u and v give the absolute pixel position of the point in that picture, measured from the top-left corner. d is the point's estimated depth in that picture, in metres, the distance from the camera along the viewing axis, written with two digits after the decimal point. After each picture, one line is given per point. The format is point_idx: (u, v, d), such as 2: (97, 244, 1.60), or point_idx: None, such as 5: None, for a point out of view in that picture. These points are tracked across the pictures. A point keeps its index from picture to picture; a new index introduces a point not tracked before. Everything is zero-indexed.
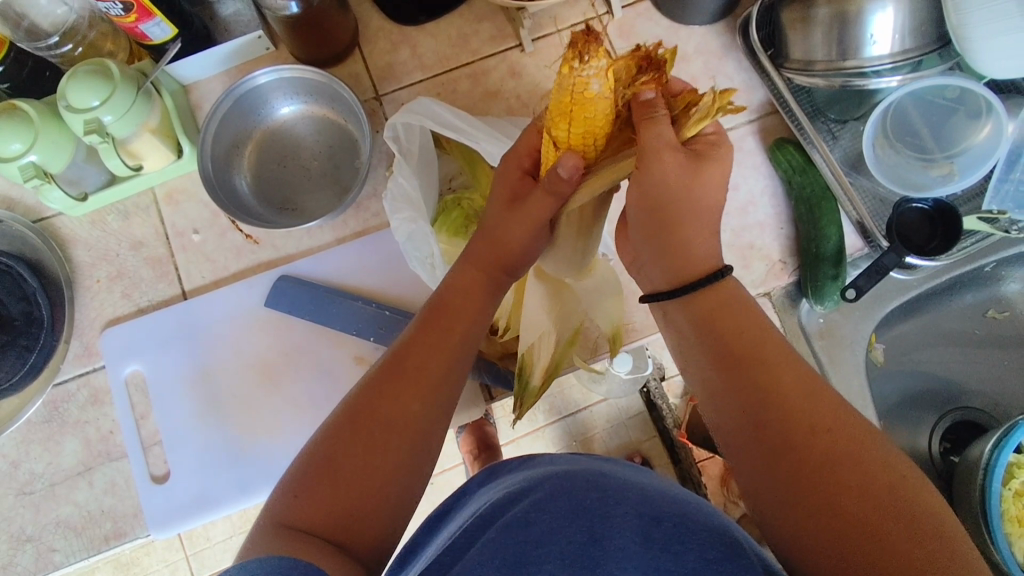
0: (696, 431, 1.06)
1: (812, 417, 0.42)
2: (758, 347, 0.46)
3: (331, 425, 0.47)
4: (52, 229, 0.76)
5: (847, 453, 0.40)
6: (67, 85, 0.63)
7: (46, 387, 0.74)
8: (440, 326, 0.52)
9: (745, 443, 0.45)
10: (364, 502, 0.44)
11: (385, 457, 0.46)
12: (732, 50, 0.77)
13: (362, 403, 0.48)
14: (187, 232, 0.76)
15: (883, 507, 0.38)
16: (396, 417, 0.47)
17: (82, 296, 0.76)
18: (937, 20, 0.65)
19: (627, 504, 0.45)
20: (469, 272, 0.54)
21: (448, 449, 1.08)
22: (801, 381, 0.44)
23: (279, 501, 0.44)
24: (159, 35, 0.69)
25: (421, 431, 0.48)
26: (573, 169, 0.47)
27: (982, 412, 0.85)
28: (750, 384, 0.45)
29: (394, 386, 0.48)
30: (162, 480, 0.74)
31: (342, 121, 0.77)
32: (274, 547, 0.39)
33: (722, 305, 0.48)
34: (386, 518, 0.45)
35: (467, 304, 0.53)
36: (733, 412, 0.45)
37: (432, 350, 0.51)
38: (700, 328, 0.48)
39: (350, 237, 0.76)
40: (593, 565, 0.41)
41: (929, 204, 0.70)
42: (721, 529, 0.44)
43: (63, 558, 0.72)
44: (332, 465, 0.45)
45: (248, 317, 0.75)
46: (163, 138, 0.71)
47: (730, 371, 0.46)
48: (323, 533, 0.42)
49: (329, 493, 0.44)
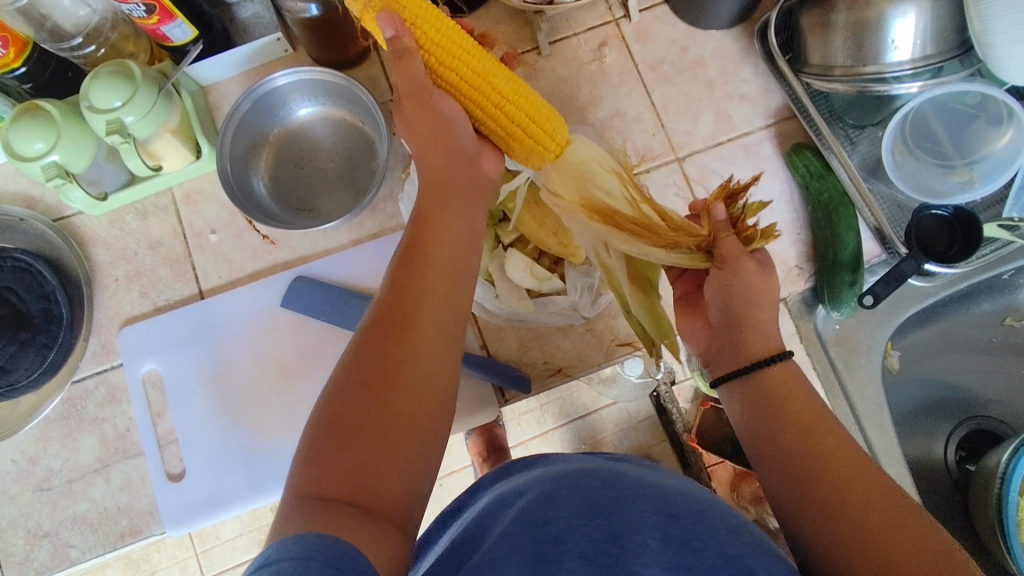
0: (706, 437, 1.02)
1: (857, 500, 0.42)
2: (804, 425, 0.47)
3: (333, 386, 0.43)
4: (72, 228, 0.77)
5: (893, 533, 0.39)
6: (90, 86, 0.64)
7: (64, 384, 0.75)
8: (426, 263, 0.47)
9: (769, 468, 0.48)
10: (391, 455, 0.40)
11: (398, 404, 0.42)
12: (750, 55, 0.77)
13: (363, 353, 0.43)
14: (204, 232, 0.77)
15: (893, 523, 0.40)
16: (395, 363, 0.43)
17: (100, 294, 0.77)
18: (959, 27, 0.65)
19: (647, 503, 0.46)
20: (451, 206, 0.51)
21: (459, 451, 1.10)
22: (845, 462, 0.44)
23: (297, 474, 0.39)
24: (180, 37, 0.70)
25: (440, 374, 0.44)
26: (389, 22, 0.50)
27: (997, 421, 0.84)
28: (799, 464, 0.45)
29: (388, 326, 0.44)
30: (177, 478, 0.74)
31: (359, 123, 0.77)
32: (309, 522, 0.35)
33: (770, 385, 0.51)
34: (413, 473, 0.41)
35: (455, 241, 0.50)
36: (784, 487, 0.46)
37: (422, 277, 0.47)
38: (755, 409, 0.50)
39: (365, 239, 0.77)
40: (616, 563, 0.41)
41: (949, 210, 0.70)
42: (738, 525, 0.45)
43: (79, 555, 0.73)
44: (344, 424, 0.40)
45: (263, 317, 0.75)
46: (182, 138, 0.72)
47: (778, 449, 0.47)
48: (350, 499, 0.38)
49: (346, 457, 0.39)
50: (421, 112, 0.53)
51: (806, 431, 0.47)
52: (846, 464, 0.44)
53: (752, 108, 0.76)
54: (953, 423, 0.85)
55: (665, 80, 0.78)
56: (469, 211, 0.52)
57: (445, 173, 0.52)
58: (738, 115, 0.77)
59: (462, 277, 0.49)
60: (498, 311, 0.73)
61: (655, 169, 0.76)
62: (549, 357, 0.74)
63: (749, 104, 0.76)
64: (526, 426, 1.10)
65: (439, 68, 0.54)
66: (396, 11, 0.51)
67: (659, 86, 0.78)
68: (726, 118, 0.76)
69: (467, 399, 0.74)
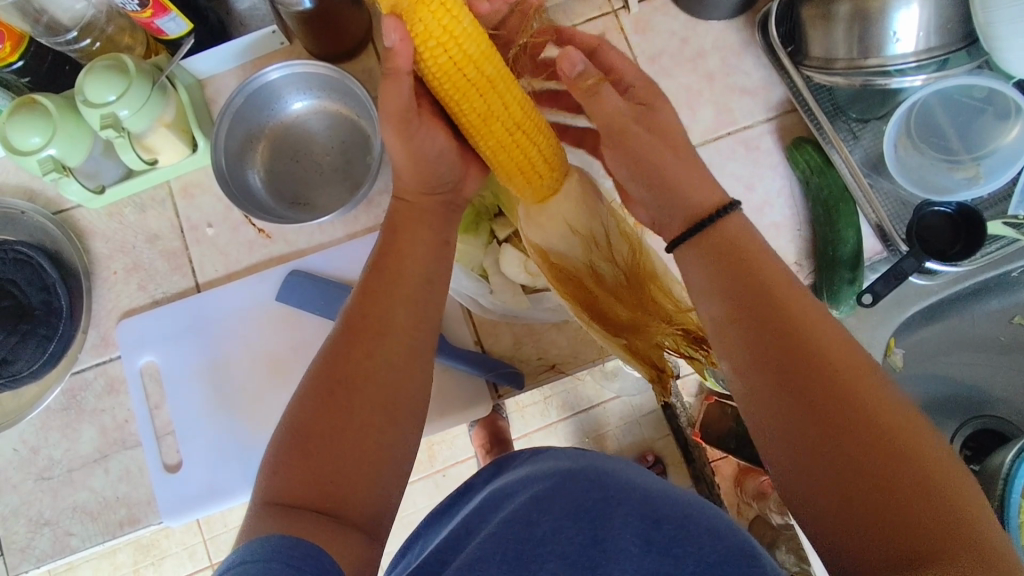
0: (709, 432, 1.02)
1: (851, 433, 0.38)
2: (772, 305, 0.42)
3: (300, 401, 0.46)
4: (71, 221, 0.78)
5: (888, 447, 0.37)
6: (84, 80, 0.64)
7: (65, 375, 0.76)
8: (390, 276, 0.51)
9: (751, 385, 0.42)
10: (354, 465, 0.44)
11: (361, 416, 0.45)
12: (751, 46, 0.75)
13: (330, 371, 0.47)
14: (201, 225, 0.77)
15: (887, 454, 0.36)
16: (359, 375, 0.46)
17: (99, 286, 0.77)
18: (965, 18, 0.63)
19: (628, 507, 0.46)
20: (414, 233, 0.53)
21: (461, 442, 1.11)
22: (830, 357, 0.40)
23: (265, 482, 0.44)
24: (174, 30, 0.70)
25: (403, 387, 0.47)
26: (389, 33, 0.45)
27: (1004, 420, 0.82)
28: (774, 358, 0.41)
29: (353, 345, 0.47)
30: (175, 469, 0.75)
31: (354, 116, 0.77)
32: (272, 526, 0.39)
33: (726, 249, 0.45)
34: (377, 477, 0.44)
35: (420, 258, 0.53)
36: (753, 376, 0.42)
37: (383, 297, 0.49)
38: (717, 280, 0.45)
39: (360, 233, 0.77)
40: (594, 564, 0.42)
41: (952, 206, 0.68)
42: (727, 531, 0.44)
43: (79, 542, 0.74)
44: (309, 437, 0.44)
45: (258, 310, 0.75)
46: (178, 132, 0.72)
47: (744, 337, 0.43)
48: (315, 503, 0.42)
49: (307, 467, 0.43)
50: (404, 142, 0.52)
51: (782, 316, 0.42)
52: (831, 362, 0.40)
53: (753, 101, 0.75)
54: (959, 421, 0.84)
55: (664, 72, 0.76)
56: (434, 235, 0.54)
57: (425, 195, 0.55)
58: (738, 108, 0.75)
59: (429, 293, 0.51)
60: (493, 308, 0.74)
61: None
62: (543, 353, 0.74)
63: (750, 97, 0.75)
64: (531, 418, 1.11)
65: (445, 85, 0.49)
66: (405, 22, 0.44)
67: (659, 79, 0.76)
68: (727, 111, 0.75)
69: (461, 395, 0.74)
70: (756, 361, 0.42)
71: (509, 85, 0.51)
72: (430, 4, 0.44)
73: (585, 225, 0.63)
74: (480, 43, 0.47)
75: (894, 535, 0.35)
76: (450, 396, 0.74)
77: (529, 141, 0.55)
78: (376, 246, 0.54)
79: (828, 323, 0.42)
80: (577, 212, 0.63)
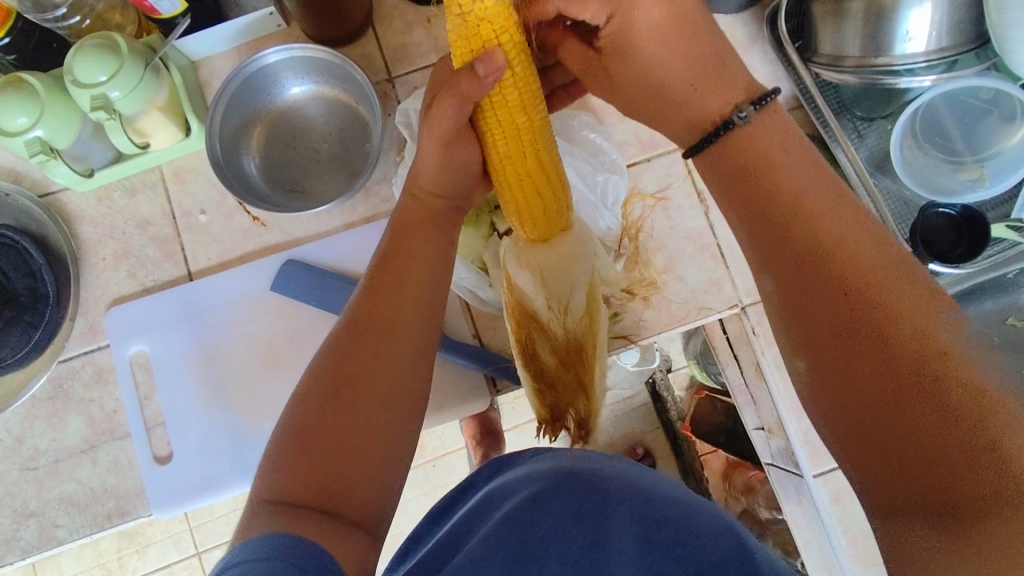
0: (699, 425, 1.04)
1: (873, 368, 0.36)
2: (786, 226, 0.40)
3: (302, 399, 0.45)
4: (58, 205, 0.76)
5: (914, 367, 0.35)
6: (73, 59, 0.62)
7: (51, 364, 0.74)
8: (389, 277, 0.49)
9: (783, 317, 0.42)
10: (358, 465, 0.43)
11: (368, 417, 0.44)
12: (758, 41, 0.74)
13: (333, 369, 0.46)
14: (194, 212, 0.75)
15: (911, 392, 0.35)
16: (361, 377, 0.45)
17: (87, 273, 0.75)
18: (977, 18, 0.63)
19: (628, 504, 0.45)
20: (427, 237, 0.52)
21: (452, 434, 1.10)
22: (856, 289, 0.38)
23: (263, 483, 0.43)
24: (168, 9, 0.67)
25: (408, 389, 0.46)
26: (491, 61, 0.41)
27: None
28: (796, 290, 0.40)
29: (358, 345, 0.46)
30: (164, 461, 0.73)
31: (354, 103, 0.75)
32: (271, 524, 0.39)
33: (745, 162, 0.43)
34: (381, 482, 0.44)
35: (430, 259, 0.51)
36: (785, 302, 0.41)
37: (389, 295, 0.48)
38: (741, 205, 0.43)
39: (358, 222, 0.75)
40: (597, 564, 0.42)
41: (957, 208, 0.68)
42: (725, 529, 0.43)
43: (65, 535, 0.72)
44: (310, 436, 0.43)
45: (253, 300, 0.74)
46: (171, 115, 0.70)
47: (767, 267, 0.42)
48: (316, 500, 0.41)
49: (305, 466, 0.42)
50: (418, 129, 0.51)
51: (806, 245, 0.40)
52: (854, 292, 0.38)
53: None
54: None
55: None
56: (445, 231, 0.54)
57: (434, 196, 0.52)
58: None
59: (436, 290, 0.51)
60: (492, 301, 0.72)
61: (658, 160, 0.74)
62: None
63: None
64: (521, 410, 1.10)
65: (489, 119, 0.47)
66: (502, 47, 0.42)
67: None
68: None
69: (458, 390, 0.73)
70: (783, 293, 0.41)
71: (541, 137, 0.47)
72: (485, 43, 0.42)
73: (558, 285, 0.61)
74: (525, 92, 0.44)
75: (921, 474, 0.34)
76: (447, 391, 0.73)
77: (544, 195, 0.51)
78: (379, 247, 0.52)
79: (859, 237, 0.39)
80: (557, 266, 0.60)
